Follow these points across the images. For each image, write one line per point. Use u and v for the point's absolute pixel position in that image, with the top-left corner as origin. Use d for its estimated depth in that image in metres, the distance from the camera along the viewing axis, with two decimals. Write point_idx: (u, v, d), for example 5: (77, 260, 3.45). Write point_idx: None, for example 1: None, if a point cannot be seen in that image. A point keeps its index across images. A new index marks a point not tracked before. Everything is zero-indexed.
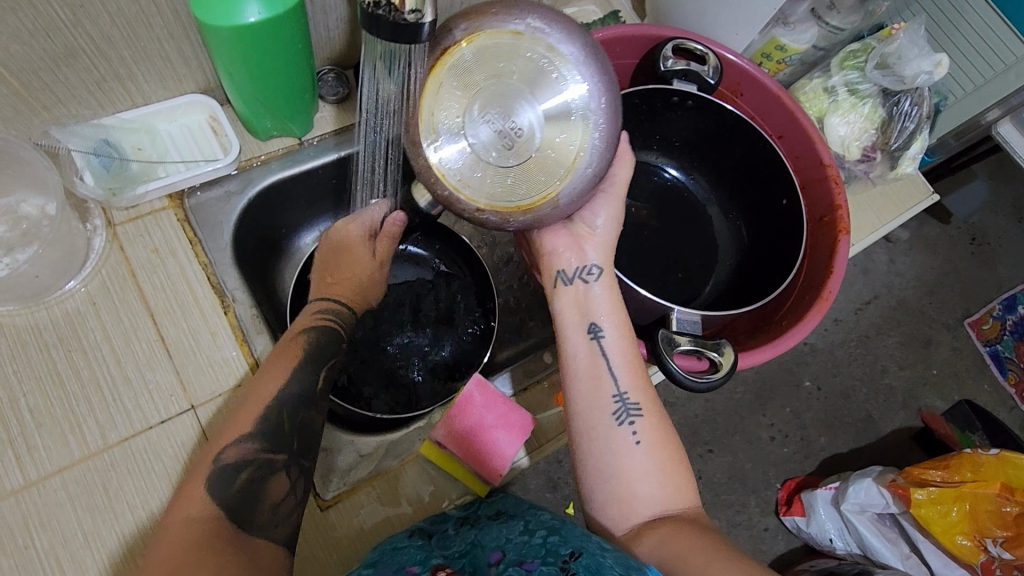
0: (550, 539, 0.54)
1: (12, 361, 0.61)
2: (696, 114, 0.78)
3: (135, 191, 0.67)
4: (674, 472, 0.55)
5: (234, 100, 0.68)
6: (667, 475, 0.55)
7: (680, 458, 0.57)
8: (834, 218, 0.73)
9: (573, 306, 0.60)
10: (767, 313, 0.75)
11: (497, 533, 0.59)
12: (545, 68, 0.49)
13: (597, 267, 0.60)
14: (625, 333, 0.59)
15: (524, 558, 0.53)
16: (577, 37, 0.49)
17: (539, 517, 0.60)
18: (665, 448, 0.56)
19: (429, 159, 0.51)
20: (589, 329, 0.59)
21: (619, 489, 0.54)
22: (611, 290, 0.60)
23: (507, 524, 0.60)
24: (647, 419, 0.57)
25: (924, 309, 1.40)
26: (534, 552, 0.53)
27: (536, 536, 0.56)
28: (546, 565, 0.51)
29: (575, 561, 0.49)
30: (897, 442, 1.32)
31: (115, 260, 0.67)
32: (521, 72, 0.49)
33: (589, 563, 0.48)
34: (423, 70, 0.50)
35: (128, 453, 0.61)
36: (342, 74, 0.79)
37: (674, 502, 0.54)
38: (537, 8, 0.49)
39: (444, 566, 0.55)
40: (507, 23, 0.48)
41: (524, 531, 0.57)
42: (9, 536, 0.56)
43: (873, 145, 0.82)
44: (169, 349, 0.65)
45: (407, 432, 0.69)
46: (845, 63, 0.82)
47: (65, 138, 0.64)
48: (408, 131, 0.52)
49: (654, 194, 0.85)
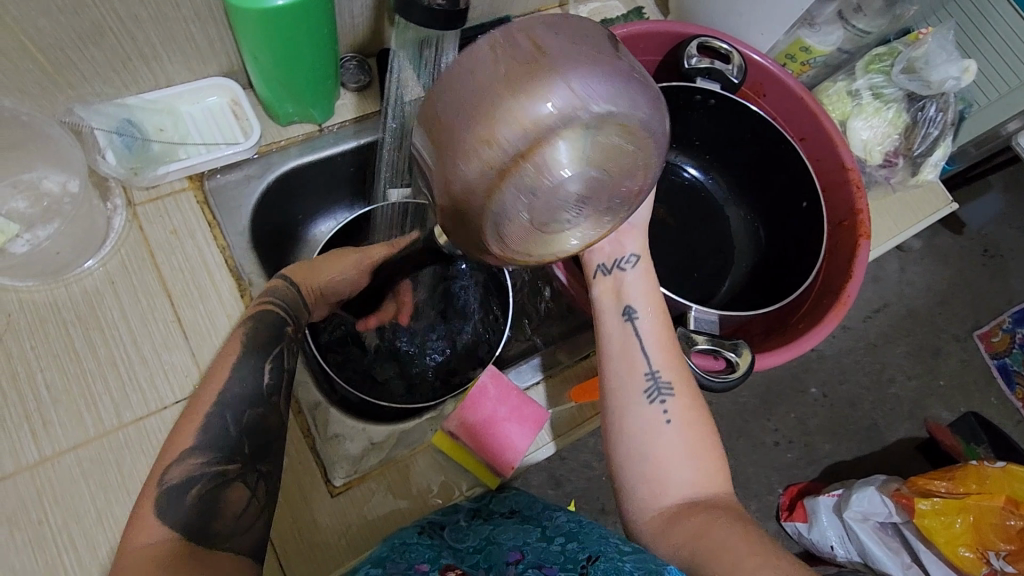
0: (569, 547, 0.54)
1: (30, 337, 0.61)
2: (718, 114, 0.77)
3: (155, 171, 0.67)
4: (705, 457, 0.55)
5: (258, 84, 0.68)
6: (697, 460, 0.54)
7: (712, 443, 0.56)
8: (854, 222, 0.72)
9: (609, 293, 0.59)
10: (782, 316, 0.74)
11: (513, 534, 0.60)
12: (619, 138, 0.39)
13: (634, 256, 0.59)
14: (660, 317, 0.58)
15: (543, 562, 0.53)
16: (640, 88, 0.39)
17: (555, 521, 0.61)
18: (698, 433, 0.55)
19: (498, 257, 0.41)
20: (624, 312, 0.58)
21: (650, 472, 0.54)
22: (647, 275, 0.60)
23: (524, 528, 0.61)
24: (681, 402, 0.56)
25: (933, 319, 1.39)
26: (553, 558, 0.53)
27: (554, 543, 0.56)
28: (566, 570, 0.50)
29: (593, 566, 0.49)
30: (902, 452, 1.31)
31: (134, 240, 0.67)
32: (597, 150, 0.38)
33: (608, 567, 0.47)
34: (479, 177, 0.36)
35: (142, 432, 0.61)
36: (364, 62, 0.79)
37: (703, 486, 0.53)
38: (590, 73, 0.37)
39: (454, 567, 0.55)
40: (571, 108, 0.36)
41: (541, 538, 0.58)
42: (23, 510, 0.57)
43: (896, 150, 0.81)
44: (185, 331, 0.65)
45: (418, 422, 0.69)
46: (871, 66, 0.82)
47: (89, 116, 0.65)
48: (464, 235, 0.40)
49: (672, 192, 0.85)
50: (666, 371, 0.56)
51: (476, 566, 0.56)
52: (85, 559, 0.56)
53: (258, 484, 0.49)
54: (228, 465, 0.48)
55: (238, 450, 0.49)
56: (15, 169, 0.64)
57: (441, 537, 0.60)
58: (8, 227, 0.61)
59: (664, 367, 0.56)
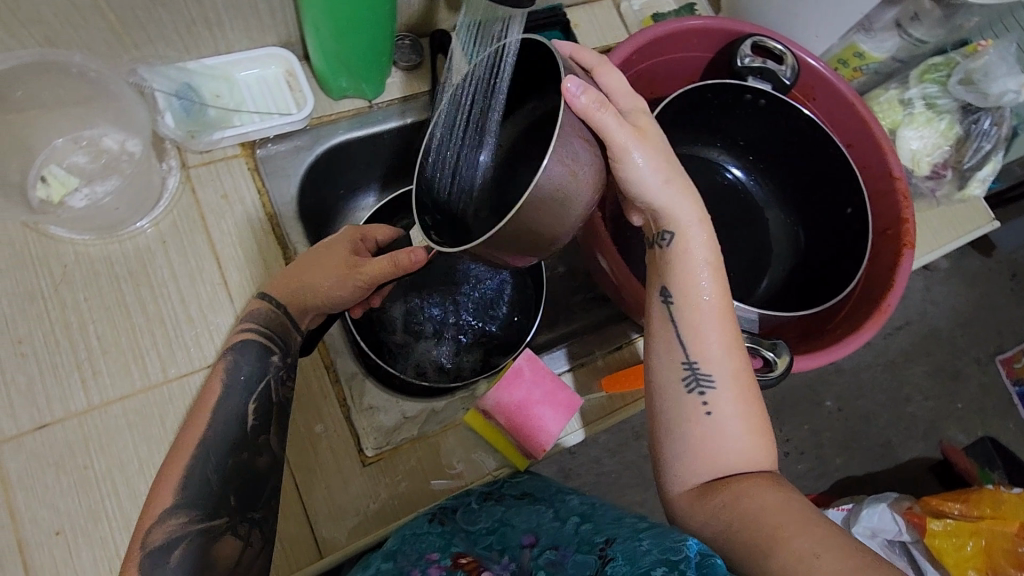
0: (584, 528, 0.53)
1: (84, 289, 0.63)
2: (767, 115, 0.77)
3: (211, 136, 0.69)
4: (754, 444, 0.50)
5: (315, 54, 0.70)
6: (740, 441, 0.50)
7: (761, 429, 0.51)
8: (899, 232, 0.71)
9: (652, 271, 0.55)
10: (818, 321, 0.74)
11: (527, 516, 0.59)
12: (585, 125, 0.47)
13: (670, 232, 0.53)
14: (716, 302, 0.52)
15: (557, 543, 0.53)
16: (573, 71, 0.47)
17: (568, 504, 0.60)
18: (747, 419, 0.50)
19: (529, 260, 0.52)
20: (660, 295, 0.53)
21: (685, 454, 0.50)
22: (697, 251, 0.53)
23: (537, 509, 0.61)
24: (728, 390, 0.51)
25: (955, 340, 1.37)
26: (568, 540, 0.53)
27: (568, 523, 0.55)
28: (582, 553, 0.49)
29: (609, 548, 0.47)
30: (915, 471, 1.29)
31: (186, 202, 0.68)
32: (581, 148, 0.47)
33: (626, 549, 0.45)
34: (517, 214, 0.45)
35: (186, 388, 0.62)
36: (417, 41, 0.79)
37: (747, 466, 0.49)
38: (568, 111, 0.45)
39: (464, 555, 0.55)
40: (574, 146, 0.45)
41: (556, 518, 0.57)
42: (69, 455, 0.58)
43: (944, 162, 0.81)
44: (231, 294, 0.66)
45: (450, 401, 0.71)
46: (925, 76, 0.80)
47: (152, 77, 0.67)
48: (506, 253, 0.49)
49: (713, 191, 0.85)
50: (713, 358, 0.51)
51: (489, 548, 0.57)
52: (125, 507, 0.58)
53: (251, 531, 0.51)
54: (214, 520, 0.49)
55: (224, 502, 0.50)
56: (77, 127, 0.66)
57: (454, 520, 0.61)
58: (69, 181, 0.64)
59: (707, 354, 0.51)
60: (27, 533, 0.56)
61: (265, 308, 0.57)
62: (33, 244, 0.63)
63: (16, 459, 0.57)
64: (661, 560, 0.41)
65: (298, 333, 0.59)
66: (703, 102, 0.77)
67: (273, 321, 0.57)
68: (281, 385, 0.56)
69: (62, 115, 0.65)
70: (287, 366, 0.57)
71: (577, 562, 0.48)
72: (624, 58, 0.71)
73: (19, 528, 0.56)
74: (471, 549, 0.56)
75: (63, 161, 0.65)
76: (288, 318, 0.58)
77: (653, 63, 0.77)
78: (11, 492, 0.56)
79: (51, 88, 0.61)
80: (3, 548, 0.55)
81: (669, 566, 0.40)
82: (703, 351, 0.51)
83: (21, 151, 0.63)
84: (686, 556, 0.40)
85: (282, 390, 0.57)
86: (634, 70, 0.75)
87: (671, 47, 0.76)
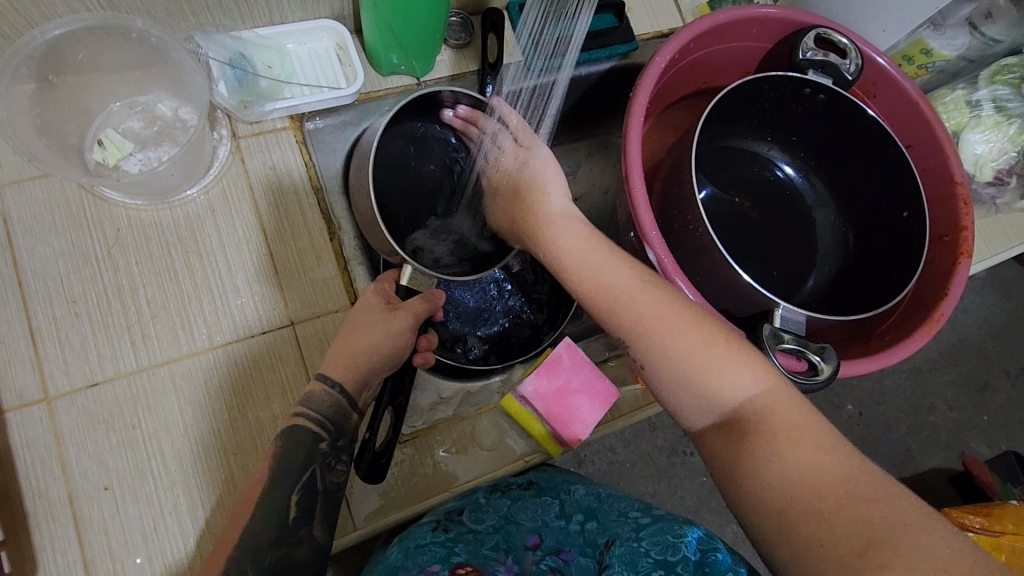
0: (588, 528, 0.61)
1: (135, 252, 0.64)
2: (825, 111, 0.73)
3: (262, 108, 0.68)
4: (723, 351, 0.50)
5: (368, 29, 0.69)
6: (717, 365, 0.50)
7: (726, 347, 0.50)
8: (957, 239, 0.69)
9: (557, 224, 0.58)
10: (863, 327, 0.73)
11: (533, 512, 0.65)
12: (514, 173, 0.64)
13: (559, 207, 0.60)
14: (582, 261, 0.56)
15: (562, 546, 0.60)
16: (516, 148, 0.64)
17: (573, 497, 0.67)
18: (707, 347, 0.50)
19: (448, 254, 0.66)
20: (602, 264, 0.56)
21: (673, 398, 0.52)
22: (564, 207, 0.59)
23: (543, 503, 0.66)
24: (658, 329, 0.52)
25: (985, 351, 1.33)
26: (572, 541, 0.61)
27: (573, 522, 0.63)
28: (585, 556, 0.58)
29: (610, 552, 0.54)
30: (933, 481, 1.26)
31: (236, 171, 0.68)
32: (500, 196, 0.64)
33: (624, 553, 0.52)
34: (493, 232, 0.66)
35: (230, 355, 0.63)
36: (468, 20, 0.78)
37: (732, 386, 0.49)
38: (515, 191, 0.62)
39: (465, 564, 0.56)
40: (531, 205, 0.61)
41: (560, 516, 0.64)
42: (119, 413, 0.60)
43: (1009, 169, 0.78)
44: (276, 265, 0.67)
45: (486, 384, 0.71)
46: (996, 77, 0.77)
47: (207, 46, 0.67)
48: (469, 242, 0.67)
49: (760, 187, 0.83)
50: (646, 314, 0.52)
51: (495, 547, 0.61)
52: (169, 467, 0.59)
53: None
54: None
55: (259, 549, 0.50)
56: (132, 92, 0.67)
57: (460, 524, 0.63)
58: (124, 145, 0.64)
59: (637, 305, 0.53)
60: (78, 486, 0.57)
61: (328, 393, 0.56)
62: (88, 207, 0.64)
63: (67, 414, 0.59)
64: (659, 560, 0.49)
65: (354, 413, 0.58)
66: (760, 95, 0.73)
67: (330, 404, 0.56)
68: (329, 472, 0.55)
69: (118, 79, 0.65)
70: (338, 450, 0.57)
71: (578, 565, 0.57)
72: (682, 45, 0.68)
73: (69, 480, 0.57)
74: (473, 559, 0.57)
75: (118, 125, 0.66)
76: (344, 397, 0.57)
77: (710, 52, 0.74)
78: (63, 445, 0.58)
79: (110, 51, 0.62)
80: (55, 500, 0.57)
81: (665, 568, 0.48)
82: (615, 316, 0.54)
83: (79, 113, 0.64)
84: (684, 557, 0.48)
85: (333, 475, 0.56)
86: (690, 58, 0.73)
87: (730, 35, 0.73)
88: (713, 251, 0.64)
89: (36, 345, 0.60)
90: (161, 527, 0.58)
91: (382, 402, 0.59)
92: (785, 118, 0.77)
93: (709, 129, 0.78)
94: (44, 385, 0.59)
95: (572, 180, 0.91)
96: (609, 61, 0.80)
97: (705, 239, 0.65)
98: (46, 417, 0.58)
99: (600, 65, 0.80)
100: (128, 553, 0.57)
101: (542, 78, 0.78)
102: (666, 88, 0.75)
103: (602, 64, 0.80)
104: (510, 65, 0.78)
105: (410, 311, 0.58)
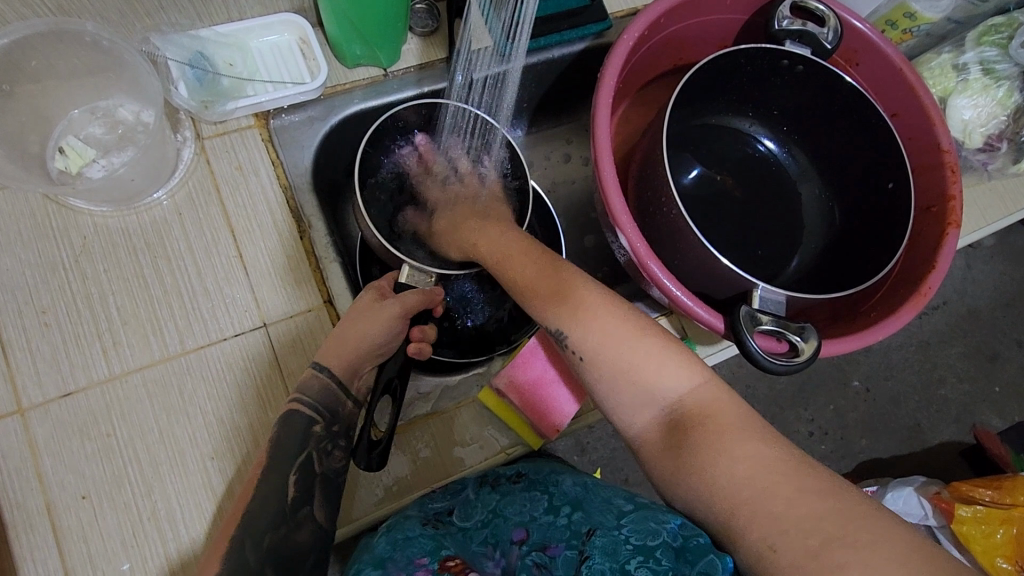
0: (575, 519, 0.55)
1: (103, 260, 0.64)
2: (805, 82, 0.71)
3: (224, 107, 0.67)
4: (660, 367, 0.50)
5: (328, 20, 0.67)
6: (668, 379, 0.49)
7: (670, 351, 0.51)
8: (944, 209, 0.66)
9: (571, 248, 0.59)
10: (851, 303, 0.70)
11: (520, 506, 0.61)
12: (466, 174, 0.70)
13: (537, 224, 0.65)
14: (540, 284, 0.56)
15: (548, 541, 0.55)
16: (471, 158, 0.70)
17: (561, 488, 0.62)
18: (660, 371, 0.50)
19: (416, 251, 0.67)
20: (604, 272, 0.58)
21: (613, 405, 0.51)
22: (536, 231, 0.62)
23: (533, 497, 0.62)
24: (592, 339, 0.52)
25: (995, 321, 1.30)
26: (559, 535, 0.55)
27: (561, 515, 0.57)
28: (571, 549, 0.52)
29: (590, 542, 0.50)
30: (943, 455, 1.23)
31: (201, 173, 0.68)
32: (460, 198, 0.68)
33: (605, 543, 0.49)
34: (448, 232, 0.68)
35: (202, 360, 0.63)
36: (433, 7, 0.77)
37: (674, 389, 0.49)
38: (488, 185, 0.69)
39: (453, 557, 0.56)
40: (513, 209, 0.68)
41: (549, 510, 0.59)
42: (93, 422, 0.60)
43: (1000, 133, 0.75)
44: (246, 267, 0.66)
45: (464, 378, 0.71)
46: (984, 38, 0.74)
47: (164, 46, 0.66)
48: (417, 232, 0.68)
49: (743, 164, 0.81)
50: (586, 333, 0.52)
51: (483, 542, 0.60)
52: (146, 474, 0.59)
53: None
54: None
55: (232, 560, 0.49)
56: (92, 97, 0.66)
57: (449, 523, 0.63)
58: (86, 152, 0.64)
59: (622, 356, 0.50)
60: (55, 496, 0.58)
61: (319, 379, 0.56)
62: (54, 216, 0.64)
63: (42, 425, 0.59)
64: (639, 547, 0.47)
65: (350, 400, 0.58)
66: (736, 69, 0.71)
67: (324, 391, 0.56)
68: (326, 457, 0.55)
69: (76, 85, 0.65)
70: (334, 435, 0.56)
71: (563, 560, 0.51)
72: (651, 21, 0.66)
73: (47, 491, 0.58)
74: (461, 553, 0.57)
75: (80, 132, 0.65)
76: (334, 382, 0.56)
77: (683, 27, 0.72)
78: (39, 456, 0.58)
79: (65, 57, 0.61)
80: (33, 510, 0.57)
81: (646, 555, 0.46)
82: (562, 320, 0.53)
83: (39, 122, 0.63)
84: (664, 543, 0.46)
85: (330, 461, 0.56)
86: (661, 35, 0.71)
87: (702, 9, 0.70)
88: (689, 234, 0.63)
89: (9, 358, 0.60)
90: (140, 534, 0.58)
91: (377, 391, 0.57)
92: (767, 90, 0.75)
93: (684, 107, 0.76)
94: (17, 397, 0.59)
95: (555, 166, 0.90)
96: (582, 42, 0.78)
97: (680, 222, 0.63)
98: (20, 428, 0.59)
99: (573, 47, 0.78)
100: (110, 561, 0.57)
101: (492, 69, 0.73)
102: (638, 67, 0.73)
103: (575, 45, 0.78)
104: (477, 52, 0.73)
105: (401, 301, 0.57)
